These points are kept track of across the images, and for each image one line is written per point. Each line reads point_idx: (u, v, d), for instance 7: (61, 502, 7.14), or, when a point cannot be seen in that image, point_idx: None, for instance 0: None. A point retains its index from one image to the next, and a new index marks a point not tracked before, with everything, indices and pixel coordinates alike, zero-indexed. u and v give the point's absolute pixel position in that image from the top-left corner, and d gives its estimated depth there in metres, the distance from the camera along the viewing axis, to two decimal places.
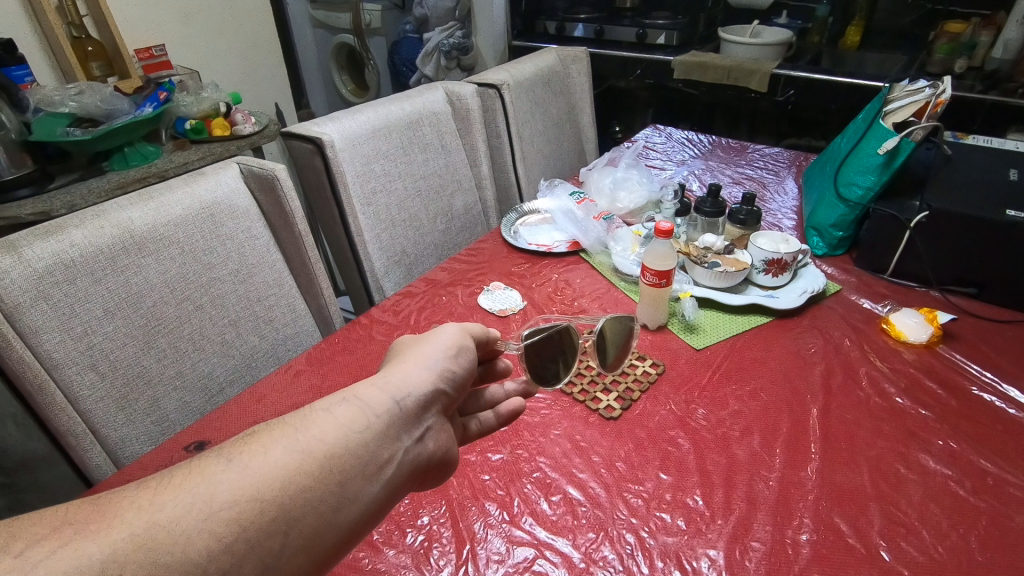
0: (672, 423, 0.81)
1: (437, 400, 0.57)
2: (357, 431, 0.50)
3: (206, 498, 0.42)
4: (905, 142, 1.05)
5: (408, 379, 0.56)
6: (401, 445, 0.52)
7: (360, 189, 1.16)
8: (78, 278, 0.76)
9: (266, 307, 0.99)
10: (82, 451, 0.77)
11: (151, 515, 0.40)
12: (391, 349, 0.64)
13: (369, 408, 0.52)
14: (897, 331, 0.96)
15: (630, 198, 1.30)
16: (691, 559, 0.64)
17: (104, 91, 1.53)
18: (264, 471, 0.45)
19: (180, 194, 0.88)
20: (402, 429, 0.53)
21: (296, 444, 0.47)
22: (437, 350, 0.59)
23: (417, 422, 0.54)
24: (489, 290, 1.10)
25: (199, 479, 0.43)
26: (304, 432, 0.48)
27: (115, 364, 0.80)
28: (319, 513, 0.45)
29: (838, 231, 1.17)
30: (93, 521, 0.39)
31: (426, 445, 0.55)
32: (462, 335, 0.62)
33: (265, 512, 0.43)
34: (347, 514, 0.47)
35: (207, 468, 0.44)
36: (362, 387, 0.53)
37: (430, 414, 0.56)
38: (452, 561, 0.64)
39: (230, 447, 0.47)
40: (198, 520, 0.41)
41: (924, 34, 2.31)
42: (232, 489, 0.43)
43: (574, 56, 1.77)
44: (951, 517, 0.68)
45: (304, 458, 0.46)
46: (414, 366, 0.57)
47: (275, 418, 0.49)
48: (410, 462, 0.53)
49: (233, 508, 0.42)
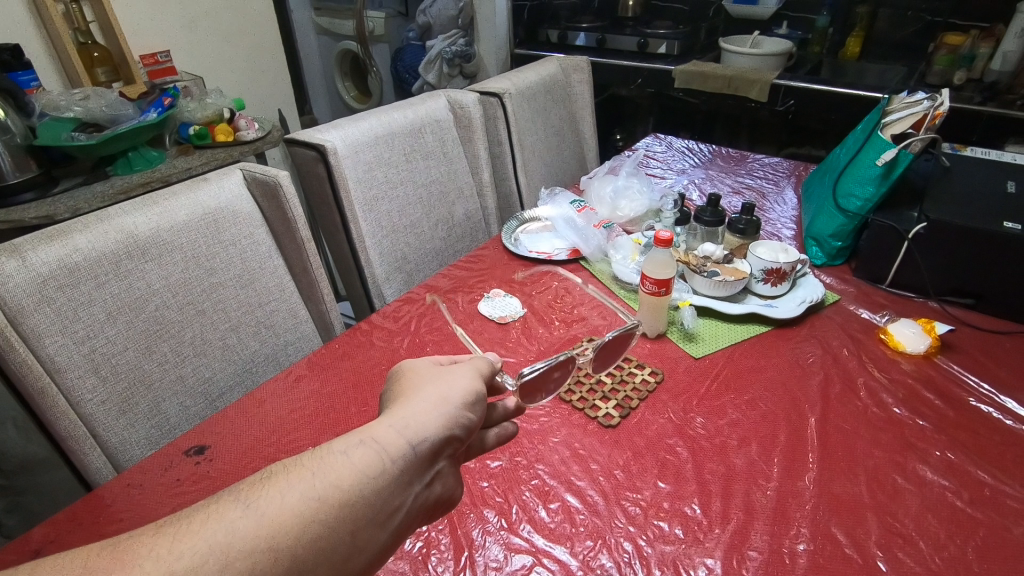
0: (670, 431, 0.82)
1: (451, 445, 0.56)
2: (371, 478, 0.50)
3: (224, 548, 0.43)
4: (903, 153, 1.06)
5: (424, 421, 0.54)
6: (412, 491, 0.52)
7: (363, 195, 1.16)
8: (82, 283, 0.77)
9: (267, 312, 1.00)
10: (83, 455, 0.78)
11: (171, 565, 0.41)
12: (401, 375, 0.63)
13: (384, 452, 0.51)
14: (895, 341, 0.96)
15: (630, 206, 1.30)
16: (689, 568, 0.65)
17: (109, 96, 1.54)
18: (280, 517, 0.45)
19: (184, 200, 0.89)
20: (414, 475, 0.52)
21: (313, 492, 0.47)
22: (455, 396, 0.57)
23: (428, 468, 0.54)
24: (489, 297, 1.11)
25: (216, 524, 0.44)
26: (320, 478, 0.48)
27: (117, 368, 0.81)
28: (329, 563, 0.46)
29: (836, 241, 1.18)
30: (113, 571, 0.40)
31: (433, 490, 0.55)
32: (476, 381, 0.60)
33: (279, 562, 0.44)
34: (355, 563, 0.48)
35: (224, 514, 0.45)
36: (379, 428, 0.53)
37: (441, 460, 0.56)
38: (451, 568, 0.65)
39: (246, 488, 0.47)
40: (216, 572, 0.42)
41: (923, 46, 2.32)
42: (249, 538, 0.43)
43: (575, 65, 1.78)
44: (948, 527, 0.68)
45: (319, 505, 0.47)
46: (431, 409, 0.55)
47: (292, 458, 0.50)
48: (418, 506, 0.53)
49: (249, 559, 0.43)
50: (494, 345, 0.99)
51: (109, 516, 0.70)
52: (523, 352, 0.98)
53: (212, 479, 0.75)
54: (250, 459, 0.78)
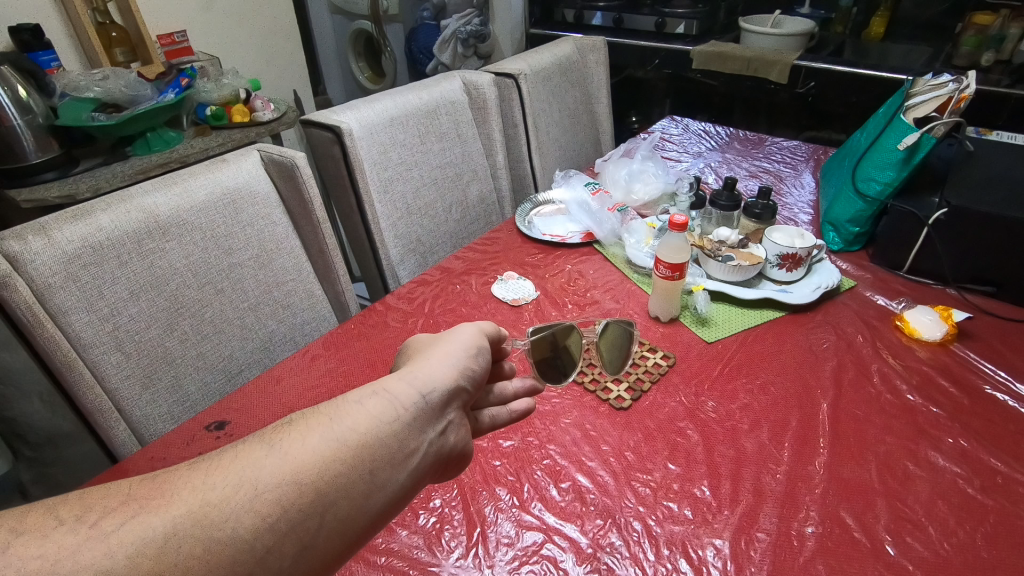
0: (681, 414, 0.82)
1: (459, 396, 0.58)
2: (387, 422, 0.51)
3: (253, 480, 0.44)
4: (925, 137, 1.03)
5: (433, 374, 0.56)
6: (425, 438, 0.53)
7: (378, 178, 1.17)
8: (106, 260, 0.79)
9: (284, 292, 1.01)
10: (108, 427, 0.80)
11: (204, 494, 0.42)
12: (408, 347, 0.65)
13: (398, 401, 0.53)
14: (911, 328, 0.95)
15: (645, 190, 1.29)
16: (697, 547, 0.66)
17: (128, 77, 1.55)
18: (305, 455, 0.46)
19: (203, 180, 0.90)
20: (428, 423, 0.54)
21: (332, 435, 0.48)
22: (457, 349, 0.60)
23: (439, 417, 0.55)
24: (503, 280, 1.11)
25: (245, 461, 0.45)
26: (339, 423, 0.49)
27: (140, 344, 0.83)
28: (351, 500, 0.47)
29: (854, 227, 1.16)
30: (153, 498, 0.42)
31: (448, 440, 0.56)
32: (478, 337, 0.63)
33: (304, 495, 0.45)
34: (376, 501, 0.48)
35: (251, 451, 0.46)
36: (391, 381, 0.55)
37: (451, 409, 0.57)
38: (463, 543, 0.66)
39: (270, 432, 0.48)
40: (246, 501, 0.43)
41: (951, 26, 2.26)
42: (276, 472, 0.45)
43: (592, 45, 1.76)
44: (957, 513, 0.68)
45: (340, 446, 0.48)
46: (437, 363, 0.58)
47: (311, 407, 0.51)
48: (434, 454, 0.54)
49: (277, 490, 0.44)
50: (507, 328, 1.00)
51: None
52: None
53: None
54: None
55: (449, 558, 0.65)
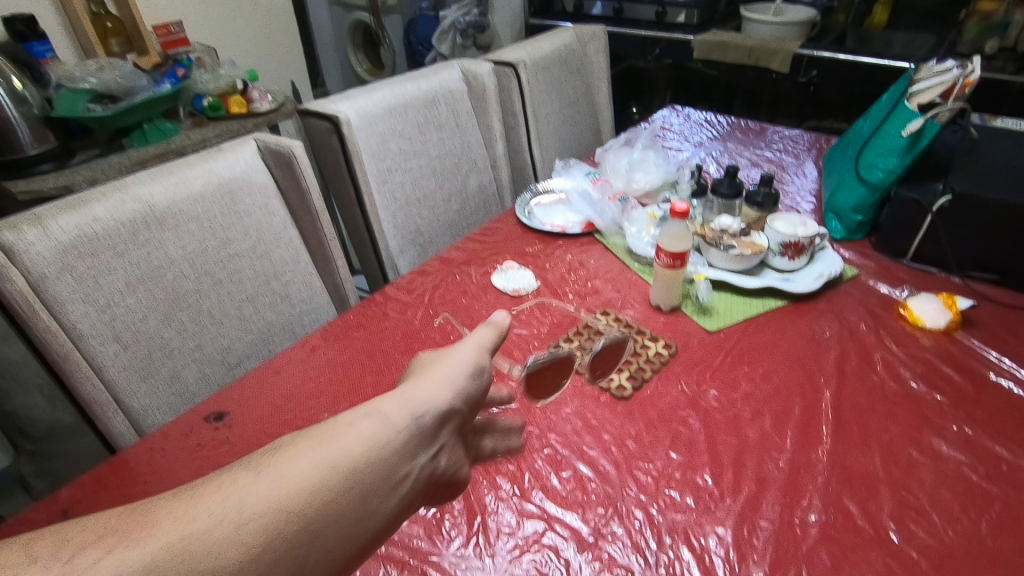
0: (683, 403, 0.82)
1: (455, 419, 0.57)
2: (377, 447, 0.50)
3: (237, 510, 0.43)
4: (929, 124, 1.02)
5: (427, 397, 0.55)
6: (419, 462, 0.52)
7: (376, 167, 1.16)
8: (101, 251, 0.78)
9: (283, 283, 1.00)
10: (106, 419, 0.80)
11: (186, 525, 0.41)
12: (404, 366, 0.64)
13: (390, 424, 0.52)
14: (915, 317, 0.94)
15: (645, 179, 1.28)
16: (699, 536, 0.65)
17: (124, 67, 1.52)
18: (291, 480, 0.45)
19: (199, 170, 0.90)
20: (420, 447, 0.53)
21: (321, 460, 0.47)
22: (455, 369, 0.59)
23: (433, 441, 0.54)
24: (503, 269, 1.11)
25: (229, 489, 0.44)
26: (328, 445, 0.48)
27: (137, 336, 0.82)
28: (340, 526, 0.46)
29: (857, 215, 1.15)
30: (133, 531, 0.41)
31: (442, 463, 0.55)
32: (477, 355, 0.62)
33: (290, 523, 0.44)
34: (367, 527, 0.47)
35: (237, 480, 0.45)
36: (383, 402, 0.54)
37: (445, 433, 0.56)
38: (464, 532, 0.66)
39: (258, 457, 0.47)
40: (230, 533, 0.42)
41: (954, 13, 2.24)
42: (261, 500, 0.44)
43: (591, 34, 1.74)
44: (961, 501, 0.68)
45: (329, 472, 0.47)
46: (431, 384, 0.57)
47: (300, 431, 0.50)
48: (428, 478, 0.53)
49: (261, 519, 0.43)
50: (507, 318, 0.99)
51: (133, 479, 0.72)
52: (536, 324, 0.98)
53: (232, 445, 0.77)
54: (268, 426, 0.79)
55: (450, 547, 0.64)
